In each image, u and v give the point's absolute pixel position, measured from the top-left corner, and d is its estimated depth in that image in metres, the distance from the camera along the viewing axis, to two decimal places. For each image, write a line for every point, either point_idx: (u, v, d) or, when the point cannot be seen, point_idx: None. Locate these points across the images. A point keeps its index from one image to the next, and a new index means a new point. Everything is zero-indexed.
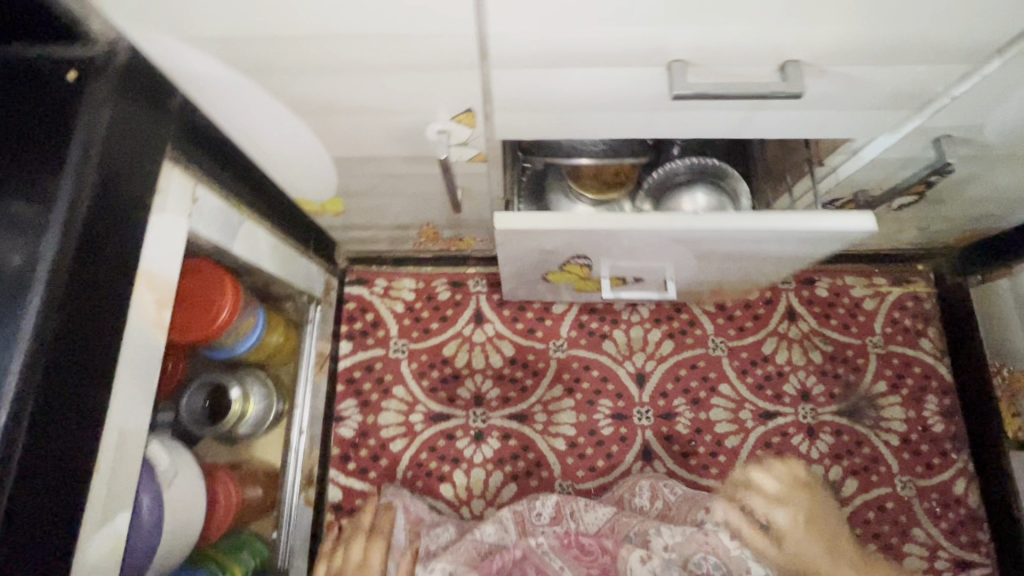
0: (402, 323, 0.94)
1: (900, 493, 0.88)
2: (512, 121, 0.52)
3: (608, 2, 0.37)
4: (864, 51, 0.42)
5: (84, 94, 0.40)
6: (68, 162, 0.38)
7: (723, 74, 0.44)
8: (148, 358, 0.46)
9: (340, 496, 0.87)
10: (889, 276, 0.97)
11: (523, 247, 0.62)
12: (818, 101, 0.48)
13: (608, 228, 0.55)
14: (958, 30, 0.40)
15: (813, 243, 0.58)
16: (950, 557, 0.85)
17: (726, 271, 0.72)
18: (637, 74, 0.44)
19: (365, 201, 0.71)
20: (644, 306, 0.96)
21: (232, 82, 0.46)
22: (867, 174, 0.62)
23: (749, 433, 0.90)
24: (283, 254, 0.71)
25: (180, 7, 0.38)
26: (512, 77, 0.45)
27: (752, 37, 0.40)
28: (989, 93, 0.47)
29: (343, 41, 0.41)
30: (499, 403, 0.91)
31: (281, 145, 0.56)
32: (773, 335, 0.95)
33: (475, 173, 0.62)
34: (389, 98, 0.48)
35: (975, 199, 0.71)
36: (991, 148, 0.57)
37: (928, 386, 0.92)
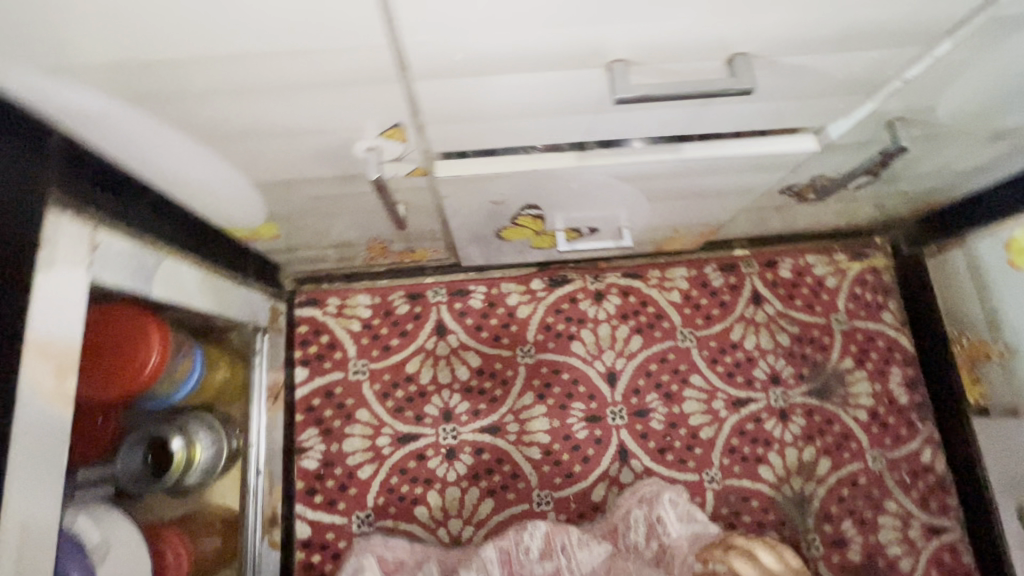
0: (359, 342, 0.90)
1: (872, 467, 0.89)
2: (447, 134, 0.47)
3: (533, 5, 0.33)
4: (810, 42, 0.39)
5: None
6: None
7: (666, 72, 0.41)
8: (50, 436, 0.41)
9: (309, 531, 0.83)
10: (848, 251, 0.97)
11: (472, 198, 0.59)
12: (768, 95, 0.45)
13: (556, 167, 0.52)
14: (906, 15, 0.37)
15: (762, 167, 0.58)
16: (923, 525, 0.87)
17: (683, 209, 0.72)
18: (576, 78, 0.41)
19: (301, 222, 0.65)
20: (610, 303, 0.93)
21: (117, 115, 0.40)
22: (822, 160, 0.60)
23: (723, 423, 0.89)
24: (215, 288, 0.65)
25: (31, 41, 0.32)
26: (440, 89, 0.41)
27: (693, 34, 0.37)
28: (939, 75, 0.45)
29: (237, 63, 0.36)
30: (469, 417, 0.88)
31: (191, 175, 0.50)
32: (740, 321, 0.94)
33: (416, 187, 0.58)
34: (304, 118, 0.43)
35: (927, 175, 0.70)
36: (942, 127, 0.56)
37: (892, 358, 0.93)
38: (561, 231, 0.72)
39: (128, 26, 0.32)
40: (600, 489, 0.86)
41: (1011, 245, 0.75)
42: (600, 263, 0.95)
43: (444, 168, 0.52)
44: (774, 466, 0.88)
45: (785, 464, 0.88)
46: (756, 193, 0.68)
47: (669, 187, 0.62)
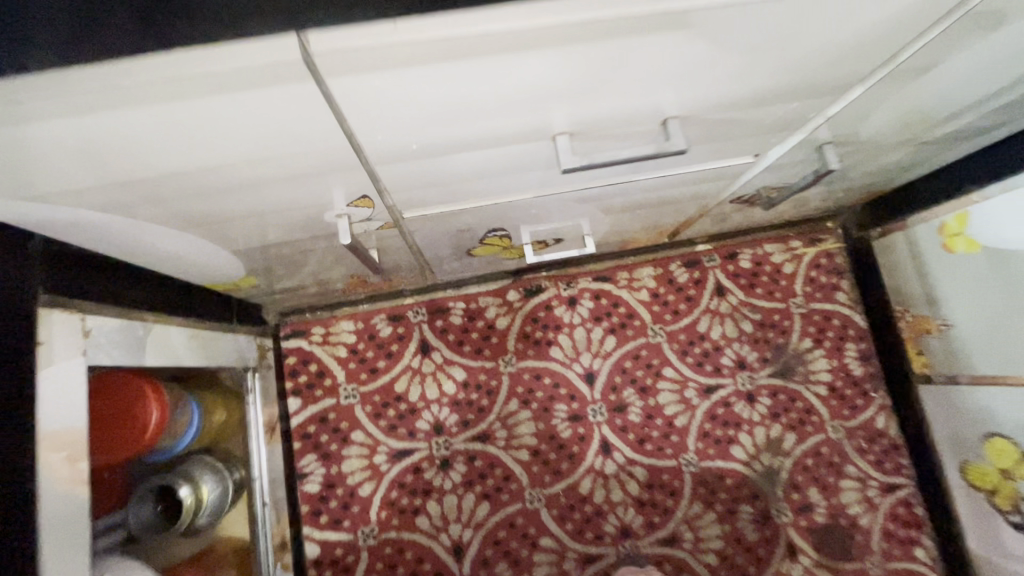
0: (347, 368, 0.93)
1: (832, 437, 0.97)
2: (410, 197, 0.50)
3: (478, 105, 0.36)
4: (735, 103, 0.43)
5: None
6: None
7: (605, 138, 0.44)
8: (72, 517, 0.44)
9: (318, 550, 0.88)
10: (802, 238, 1.03)
11: (443, 228, 0.64)
12: (703, 142, 0.49)
13: (514, 202, 0.57)
14: (816, 77, 0.41)
15: (705, 181, 0.63)
16: (880, 485, 0.96)
17: (639, 218, 0.77)
18: (525, 148, 0.44)
19: (279, 271, 0.68)
20: (583, 307, 0.98)
21: (95, 219, 0.43)
22: (763, 177, 0.65)
23: (696, 410, 0.96)
24: (203, 341, 0.68)
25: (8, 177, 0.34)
26: (399, 168, 0.44)
27: (627, 109, 0.40)
28: (856, 110, 0.50)
29: (206, 171, 0.38)
30: (459, 428, 0.93)
31: (169, 251, 0.53)
32: (706, 313, 0.99)
33: (388, 235, 0.61)
34: (274, 201, 0.46)
35: (864, 174, 0.76)
36: (869, 143, 0.60)
37: (847, 335, 1.01)
38: (529, 245, 0.78)
39: (102, 159, 0.34)
40: (587, 482, 0.92)
41: (944, 230, 0.82)
42: (571, 265, 0.99)
43: (410, 214, 0.56)
44: (745, 445, 0.96)
45: (755, 443, 0.96)
46: (705, 201, 0.74)
47: (622, 203, 0.67)
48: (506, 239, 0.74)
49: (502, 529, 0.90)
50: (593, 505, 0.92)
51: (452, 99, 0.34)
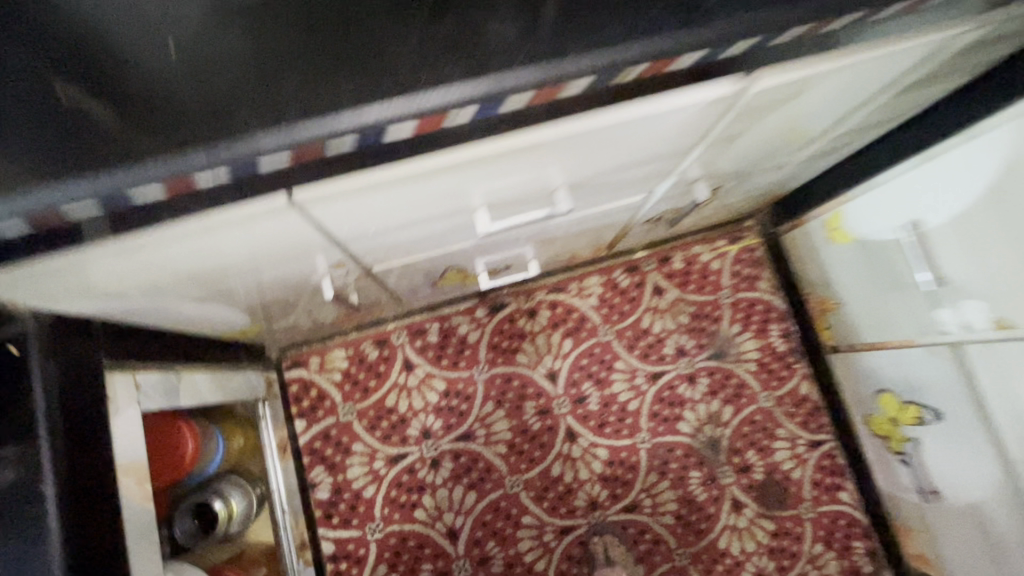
0: (343, 389, 1.08)
1: (764, 405, 1.14)
2: (376, 255, 0.66)
3: (412, 203, 0.52)
4: (603, 172, 0.59)
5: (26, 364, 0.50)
6: (37, 420, 0.49)
7: (515, 206, 0.59)
8: (142, 525, 0.59)
9: (334, 546, 1.03)
10: (726, 237, 1.19)
11: (409, 270, 0.80)
12: (593, 197, 0.65)
13: (460, 248, 0.73)
14: (657, 151, 0.57)
15: (613, 214, 0.79)
16: (807, 441, 1.12)
17: (573, 242, 0.93)
18: (456, 219, 0.60)
19: (279, 316, 0.83)
20: (542, 316, 1.14)
21: (140, 303, 0.58)
22: (661, 205, 0.81)
23: (645, 394, 1.12)
24: (221, 380, 0.83)
25: (86, 286, 0.49)
26: (364, 242, 0.59)
27: (523, 189, 0.56)
28: (706, 160, 0.66)
29: (225, 264, 0.54)
30: (444, 431, 1.08)
31: (192, 315, 0.68)
32: (647, 311, 1.16)
33: (365, 280, 0.77)
34: (274, 272, 0.61)
35: (752, 188, 0.92)
36: (735, 173, 0.77)
37: (770, 317, 1.17)
38: (484, 272, 0.93)
39: (153, 268, 0.49)
40: (558, 466, 1.08)
41: (828, 225, 0.99)
42: (529, 281, 1.14)
43: (379, 266, 0.71)
44: (690, 420, 1.12)
45: (698, 417, 1.12)
46: (623, 225, 0.90)
47: (552, 235, 0.83)
48: (464, 270, 0.90)
49: (489, 513, 1.06)
50: (565, 484, 1.08)
51: (392, 203, 0.50)
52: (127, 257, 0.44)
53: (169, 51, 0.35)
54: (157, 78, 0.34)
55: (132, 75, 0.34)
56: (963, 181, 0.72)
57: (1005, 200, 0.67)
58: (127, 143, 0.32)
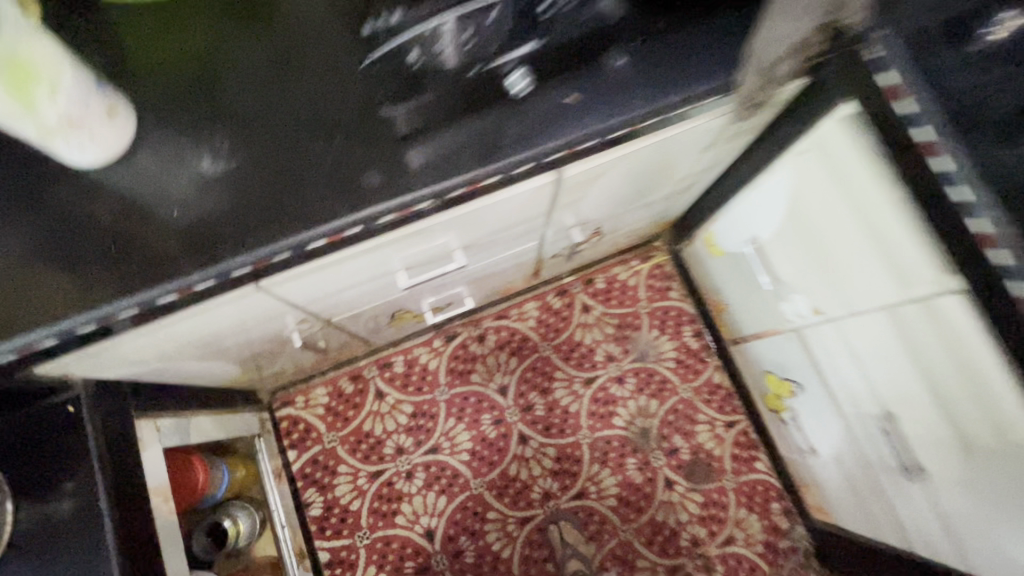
0: (326, 420, 1.28)
1: (684, 396, 1.34)
2: (331, 311, 0.87)
3: (345, 276, 0.74)
4: (485, 236, 0.81)
5: (78, 415, 0.69)
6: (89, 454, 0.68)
7: (426, 267, 0.81)
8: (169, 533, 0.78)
9: (329, 555, 1.21)
10: (639, 257, 1.42)
11: (364, 317, 1.01)
12: (487, 251, 0.87)
13: (398, 297, 0.94)
14: (521, 217, 0.80)
15: (518, 257, 1.01)
16: (723, 422, 1.33)
17: (499, 279, 1.15)
18: (384, 280, 0.81)
19: (264, 364, 1.03)
20: (489, 340, 1.35)
21: (155, 366, 0.78)
22: (556, 245, 1.04)
23: (582, 397, 1.33)
24: (221, 421, 1.03)
25: (121, 358, 0.70)
26: (318, 304, 0.81)
27: (427, 256, 0.78)
28: (570, 214, 0.88)
29: (217, 332, 0.75)
30: (415, 446, 1.28)
31: (195, 371, 0.88)
32: (578, 326, 1.37)
33: (329, 329, 0.98)
34: (254, 332, 0.82)
35: (636, 221, 1.15)
36: (606, 217, 0.99)
37: (682, 320, 1.39)
38: (429, 311, 1.14)
39: (166, 340, 0.70)
40: (514, 466, 1.28)
41: (706, 242, 1.21)
42: (476, 312, 1.35)
43: (336, 317, 0.93)
44: (622, 415, 1.32)
45: (629, 412, 1.33)
46: (535, 262, 1.12)
47: (475, 277, 1.05)
48: (412, 311, 1.11)
49: (458, 512, 1.25)
50: (521, 481, 1.27)
51: (329, 279, 0.72)
52: (147, 333, 0.65)
53: (173, 210, 0.56)
54: (165, 229, 0.55)
55: (150, 228, 0.55)
56: (773, 207, 0.93)
57: (798, 219, 0.89)
58: (152, 273, 0.54)
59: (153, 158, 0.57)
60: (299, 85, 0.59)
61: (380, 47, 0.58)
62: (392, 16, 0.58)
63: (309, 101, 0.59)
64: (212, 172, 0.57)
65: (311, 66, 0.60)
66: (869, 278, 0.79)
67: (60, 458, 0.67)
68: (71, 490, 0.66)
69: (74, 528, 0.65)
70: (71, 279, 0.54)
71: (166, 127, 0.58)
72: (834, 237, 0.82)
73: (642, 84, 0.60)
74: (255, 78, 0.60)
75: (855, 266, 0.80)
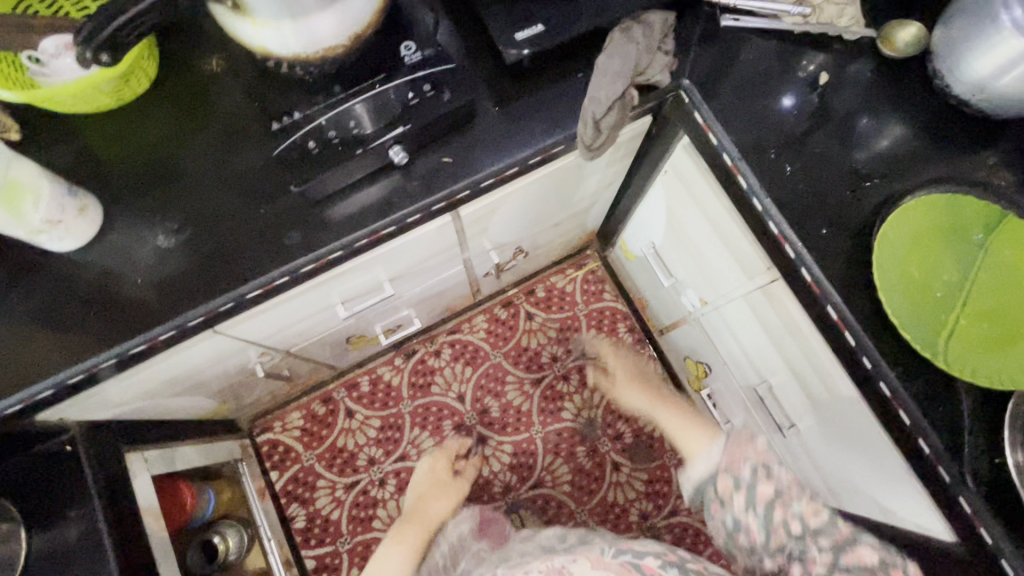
0: (303, 441, 1.42)
1: (624, 385, 1.49)
2: (287, 343, 1.02)
3: (290, 314, 0.89)
4: (408, 268, 0.97)
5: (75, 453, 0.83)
6: (87, 484, 0.81)
7: (361, 299, 0.97)
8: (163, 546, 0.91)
9: (315, 561, 1.35)
10: (574, 265, 1.58)
11: (322, 345, 1.16)
12: (415, 278, 1.03)
13: (347, 325, 1.09)
14: (437, 249, 0.95)
15: (450, 279, 1.17)
16: (660, 405, 1.48)
17: (441, 300, 1.30)
18: (327, 314, 0.97)
19: (238, 394, 1.17)
20: (445, 354, 1.50)
21: (138, 405, 0.92)
22: (483, 265, 1.19)
23: (532, 396, 1.48)
24: (203, 449, 1.16)
25: (106, 401, 0.84)
26: (273, 339, 0.96)
27: (359, 290, 0.94)
28: (483, 241, 1.04)
29: (187, 371, 0.89)
30: (385, 456, 1.42)
31: (174, 406, 1.02)
32: (524, 333, 1.53)
33: (291, 359, 1.12)
34: (221, 368, 0.97)
35: (556, 237, 1.31)
36: (521, 238, 1.15)
37: (617, 318, 1.54)
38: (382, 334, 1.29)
39: (143, 382, 0.84)
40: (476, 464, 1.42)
41: (623, 248, 1.37)
42: (431, 330, 1.50)
43: (295, 348, 1.07)
44: (570, 408, 1.47)
45: (575, 405, 1.48)
46: (471, 281, 1.27)
47: (417, 301, 1.20)
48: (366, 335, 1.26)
49: None
50: (483, 477, 1.42)
51: (276, 317, 0.87)
52: (126, 378, 0.80)
53: (139, 277, 0.70)
54: (132, 296, 0.70)
55: (121, 296, 0.70)
56: (658, 217, 1.09)
57: (675, 225, 1.03)
58: (125, 330, 0.69)
59: (119, 237, 0.72)
60: (232, 170, 0.74)
61: (288, 139, 0.68)
62: (296, 113, 0.69)
63: (239, 183, 0.74)
64: (167, 247, 0.71)
65: (242, 154, 0.75)
66: (727, 273, 0.93)
67: (62, 490, 0.80)
68: (72, 516, 0.79)
69: (78, 550, 0.78)
70: (61, 341, 0.68)
71: (128, 213, 0.73)
72: (699, 241, 0.97)
73: (513, 136, 0.76)
74: (199, 167, 0.74)
75: (717, 264, 0.95)
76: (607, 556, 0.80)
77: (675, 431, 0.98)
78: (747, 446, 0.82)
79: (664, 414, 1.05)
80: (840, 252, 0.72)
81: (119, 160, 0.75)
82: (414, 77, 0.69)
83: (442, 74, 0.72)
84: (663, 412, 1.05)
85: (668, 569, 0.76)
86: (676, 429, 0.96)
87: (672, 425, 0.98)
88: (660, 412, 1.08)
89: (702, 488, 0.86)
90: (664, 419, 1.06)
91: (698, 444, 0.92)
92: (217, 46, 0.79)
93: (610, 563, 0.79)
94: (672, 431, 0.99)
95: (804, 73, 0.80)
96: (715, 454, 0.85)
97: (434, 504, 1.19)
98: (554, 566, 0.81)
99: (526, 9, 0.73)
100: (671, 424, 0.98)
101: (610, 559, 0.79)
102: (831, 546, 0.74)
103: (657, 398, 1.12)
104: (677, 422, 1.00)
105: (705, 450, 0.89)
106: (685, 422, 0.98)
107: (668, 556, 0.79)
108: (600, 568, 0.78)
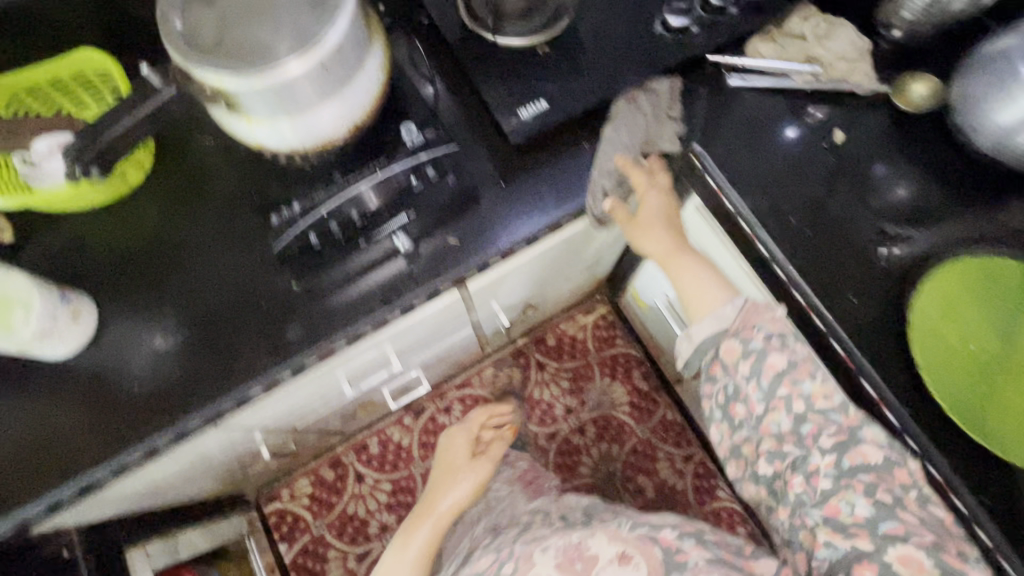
0: (312, 509, 1.37)
1: (642, 436, 1.44)
2: (293, 422, 0.98)
3: (294, 401, 0.85)
4: (416, 342, 0.93)
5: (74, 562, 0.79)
6: None
7: (367, 376, 0.93)
8: None
9: None
10: (584, 311, 1.53)
11: (328, 417, 1.11)
12: (422, 349, 0.99)
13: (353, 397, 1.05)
14: (444, 322, 0.92)
15: (459, 341, 1.13)
16: (681, 456, 1.42)
17: (451, 359, 1.26)
18: (332, 394, 0.93)
19: (243, 471, 1.13)
20: (456, 411, 1.45)
21: (138, 500, 0.88)
22: (492, 324, 1.15)
23: (547, 452, 1.43)
24: (209, 531, 1.12)
25: (105, 503, 0.80)
26: (278, 422, 0.92)
27: (365, 370, 0.90)
28: (492, 306, 1.01)
29: (190, 463, 0.86)
30: (397, 522, 1.36)
31: (176, 494, 0.98)
32: (536, 385, 1.48)
33: (297, 433, 1.08)
34: (225, 454, 0.93)
35: (565, 288, 1.27)
36: (530, 296, 1.11)
37: (631, 365, 1.49)
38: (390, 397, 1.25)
39: (143, 482, 0.81)
40: None
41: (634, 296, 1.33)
42: (440, 386, 1.46)
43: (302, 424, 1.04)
44: (587, 463, 1.42)
45: (593, 459, 1.42)
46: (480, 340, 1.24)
47: (426, 364, 1.16)
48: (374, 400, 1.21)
49: None
50: None
51: (280, 406, 0.83)
52: (126, 481, 0.76)
53: (133, 384, 0.67)
54: (127, 403, 0.66)
55: (115, 403, 0.66)
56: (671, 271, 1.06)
57: None
58: (120, 441, 0.65)
59: (115, 337, 0.69)
60: (231, 261, 0.71)
61: (286, 236, 0.65)
62: (295, 206, 0.66)
63: (238, 275, 0.70)
64: (164, 347, 0.68)
65: (241, 243, 0.72)
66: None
67: None
68: None
69: None
70: (53, 455, 0.65)
71: (124, 311, 0.70)
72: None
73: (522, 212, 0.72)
74: (197, 260, 0.71)
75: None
76: (625, 531, 0.71)
77: (698, 291, 0.71)
78: (761, 313, 0.68)
79: (685, 251, 0.72)
80: (871, 322, 0.68)
81: (112, 259, 0.72)
82: (416, 160, 0.66)
83: (446, 156, 0.69)
84: (661, 229, 0.73)
85: (689, 541, 0.69)
86: (693, 280, 0.71)
87: (696, 276, 0.71)
88: (669, 247, 0.73)
89: (703, 349, 0.71)
90: (693, 272, 0.71)
91: (705, 282, 0.71)
92: (214, 131, 0.77)
93: (627, 537, 0.70)
94: (700, 299, 0.71)
95: (822, 129, 0.77)
96: (779, 363, 0.65)
97: (443, 500, 0.89)
98: (571, 543, 0.70)
99: (529, 84, 0.71)
100: (697, 299, 0.71)
101: (628, 533, 0.70)
102: (834, 447, 0.62)
103: (660, 224, 0.73)
104: (697, 266, 0.71)
105: (719, 302, 0.71)
106: (715, 287, 0.71)
107: (694, 534, 0.70)
108: (618, 544, 0.68)
